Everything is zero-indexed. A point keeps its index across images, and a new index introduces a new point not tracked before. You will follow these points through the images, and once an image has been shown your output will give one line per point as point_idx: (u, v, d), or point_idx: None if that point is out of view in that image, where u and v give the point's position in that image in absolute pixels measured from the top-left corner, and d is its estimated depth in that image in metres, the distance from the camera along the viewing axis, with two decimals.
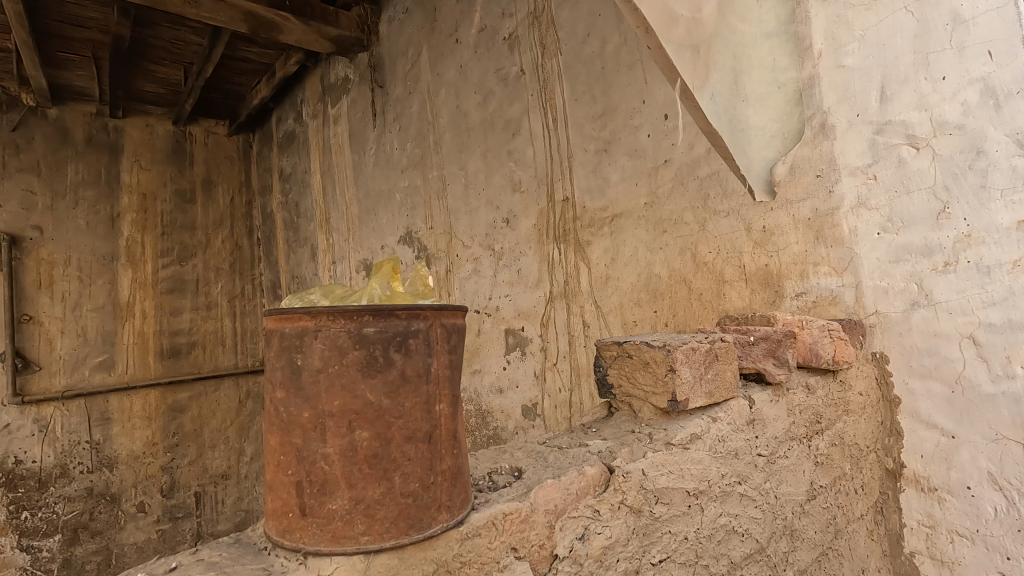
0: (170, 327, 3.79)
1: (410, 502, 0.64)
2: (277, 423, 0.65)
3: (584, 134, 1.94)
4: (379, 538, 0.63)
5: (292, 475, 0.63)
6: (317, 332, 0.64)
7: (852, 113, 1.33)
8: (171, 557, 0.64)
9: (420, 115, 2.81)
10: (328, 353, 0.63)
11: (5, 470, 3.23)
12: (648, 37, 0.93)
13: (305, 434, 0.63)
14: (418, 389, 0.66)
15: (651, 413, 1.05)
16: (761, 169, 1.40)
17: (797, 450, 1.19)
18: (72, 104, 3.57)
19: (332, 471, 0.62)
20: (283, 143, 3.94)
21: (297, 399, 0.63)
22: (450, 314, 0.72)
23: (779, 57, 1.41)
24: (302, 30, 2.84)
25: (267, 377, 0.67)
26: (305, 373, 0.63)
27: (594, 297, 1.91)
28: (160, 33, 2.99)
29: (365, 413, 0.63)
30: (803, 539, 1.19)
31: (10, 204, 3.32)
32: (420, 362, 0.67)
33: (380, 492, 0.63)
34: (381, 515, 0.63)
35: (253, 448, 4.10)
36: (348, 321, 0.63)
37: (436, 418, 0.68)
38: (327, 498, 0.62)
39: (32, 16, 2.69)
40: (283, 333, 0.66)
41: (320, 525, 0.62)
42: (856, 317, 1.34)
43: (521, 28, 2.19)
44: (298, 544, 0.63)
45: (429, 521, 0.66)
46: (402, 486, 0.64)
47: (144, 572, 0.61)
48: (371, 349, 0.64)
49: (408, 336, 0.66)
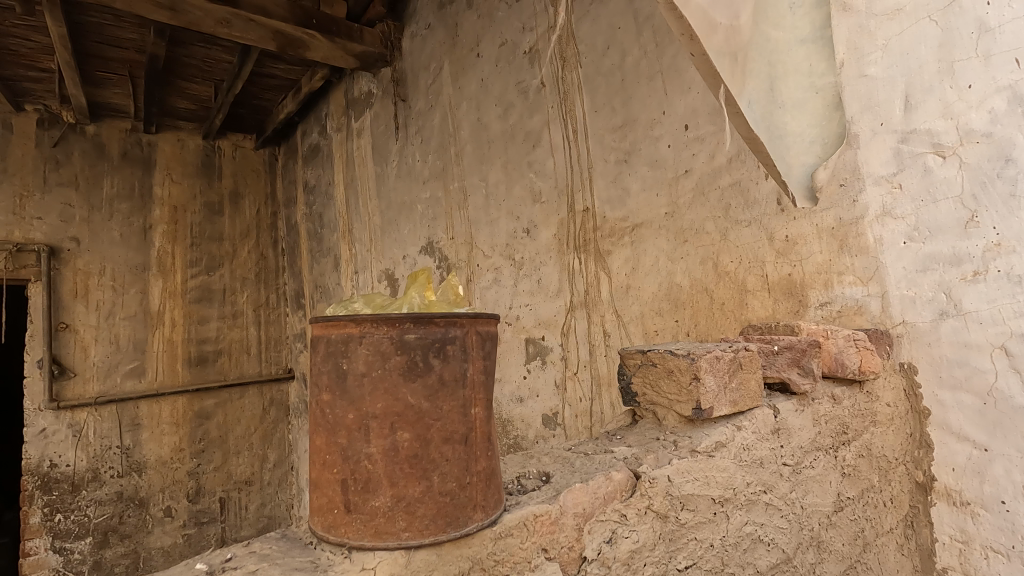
0: (197, 335, 3.89)
1: (448, 501, 0.67)
2: (324, 424, 0.68)
3: (604, 144, 1.96)
4: (419, 535, 0.65)
5: (337, 473, 0.66)
6: (361, 338, 0.67)
7: (876, 122, 1.34)
8: (225, 549, 0.68)
9: (441, 127, 2.87)
10: (371, 358, 0.66)
11: (40, 474, 3.34)
12: (692, 44, 0.97)
13: (350, 434, 0.66)
14: (456, 392, 0.69)
15: (676, 421, 1.06)
16: (800, 174, 1.34)
17: (823, 462, 1.18)
18: (109, 121, 3.73)
19: (375, 470, 0.65)
20: (308, 156, 4.05)
21: (343, 401, 0.67)
22: (485, 321, 0.75)
23: (816, 62, 1.34)
24: (329, 47, 2.93)
25: (313, 381, 0.71)
26: (350, 376, 0.67)
27: (615, 307, 1.92)
28: (193, 52, 3.11)
29: (406, 415, 0.66)
30: (830, 551, 1.18)
31: (50, 217, 3.47)
32: (458, 367, 0.69)
33: (420, 490, 0.65)
34: (421, 512, 0.65)
35: (276, 455, 4.18)
36: (390, 328, 0.66)
37: (472, 421, 0.70)
38: (370, 495, 0.65)
39: (74, 38, 2.83)
40: (329, 339, 0.69)
41: (363, 521, 0.65)
42: (882, 327, 1.33)
43: (541, 42, 2.24)
44: (342, 539, 0.66)
45: (468, 520, 0.68)
46: (442, 485, 0.66)
47: (200, 562, 0.65)
48: (412, 354, 0.67)
49: (446, 342, 0.69)
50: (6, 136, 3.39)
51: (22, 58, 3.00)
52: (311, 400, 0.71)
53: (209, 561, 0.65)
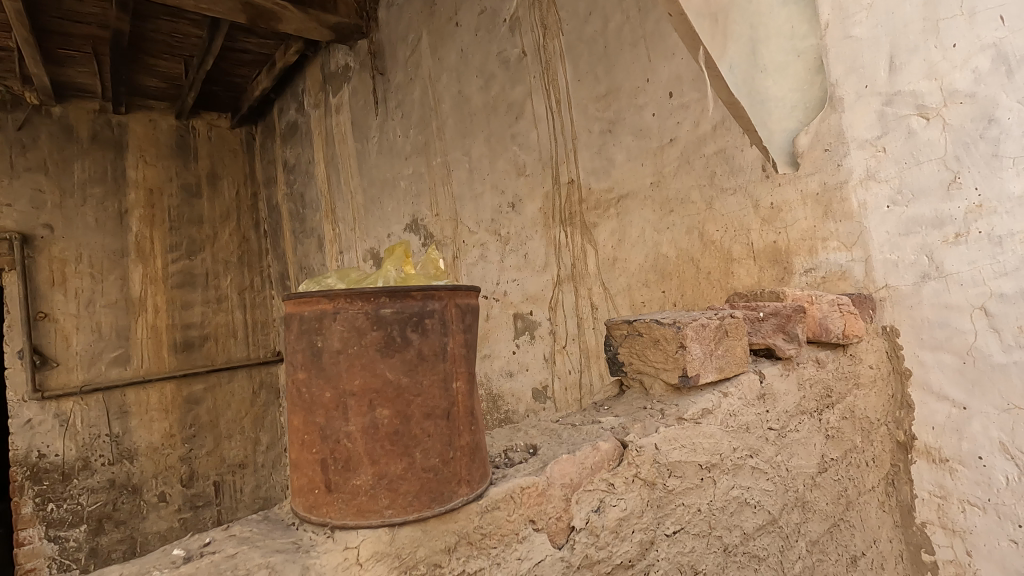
0: (182, 321, 3.83)
1: (431, 477, 0.66)
2: (300, 404, 0.67)
3: (588, 114, 1.92)
4: (402, 512, 0.64)
5: (317, 453, 0.65)
6: (335, 314, 0.65)
7: (861, 85, 1.32)
8: (204, 533, 0.67)
9: (422, 101, 2.80)
10: (347, 334, 0.64)
11: (29, 464, 3.30)
12: (671, 4, 0.93)
13: (328, 413, 0.65)
14: (436, 367, 0.68)
15: (662, 389, 1.06)
16: (781, 141, 1.40)
17: (807, 425, 1.20)
18: (75, 102, 3.59)
19: (355, 448, 0.64)
20: (285, 134, 3.94)
21: (319, 379, 0.65)
22: (464, 294, 0.73)
23: (798, 24, 1.39)
24: (301, 18, 2.82)
25: (288, 360, 0.69)
26: (325, 354, 0.65)
27: (602, 279, 1.91)
28: (159, 26, 2.98)
29: (385, 391, 0.64)
30: (814, 511, 1.21)
31: (20, 203, 3.35)
32: (437, 341, 0.68)
33: (403, 467, 0.64)
34: (404, 489, 0.65)
35: (269, 438, 4.18)
36: (364, 303, 0.65)
37: (453, 395, 0.69)
38: (351, 474, 0.64)
39: (31, 13, 2.69)
40: (302, 317, 0.67)
41: (345, 500, 0.64)
42: (866, 291, 1.34)
43: (521, 9, 2.17)
44: (325, 518, 0.65)
45: (451, 495, 0.68)
46: (424, 462, 0.66)
47: (180, 547, 0.64)
48: (389, 329, 0.65)
49: (424, 316, 0.67)
50: None
51: None
52: (286, 379, 0.69)
53: (187, 546, 0.64)
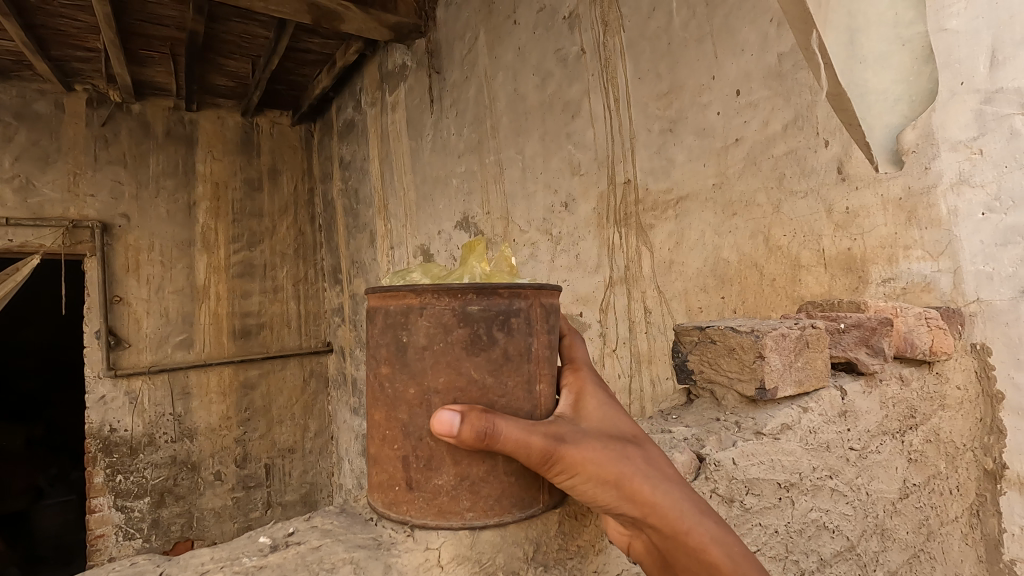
0: (241, 309, 4.01)
1: (513, 481, 0.66)
2: (382, 399, 0.67)
3: (648, 113, 1.87)
4: (482, 515, 0.65)
5: (398, 449, 0.65)
6: (421, 310, 0.64)
7: (955, 81, 1.22)
8: (287, 522, 0.73)
9: (477, 99, 2.80)
10: (433, 330, 0.64)
11: (101, 437, 3.55)
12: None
13: (411, 410, 0.64)
14: (520, 367, 0.66)
15: (736, 400, 1.02)
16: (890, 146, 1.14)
17: (889, 446, 1.13)
18: (152, 100, 3.81)
19: (438, 448, 0.63)
20: (342, 131, 4.05)
21: (403, 375, 0.65)
22: (549, 293, 0.72)
23: None
24: (363, 18, 2.88)
25: (371, 353, 0.69)
26: (410, 350, 0.65)
27: (656, 283, 1.85)
28: (230, 28, 3.12)
29: (470, 389, 0.64)
30: (893, 539, 1.13)
31: (102, 194, 3.61)
32: (522, 341, 0.67)
33: (484, 470, 0.64)
34: (485, 492, 0.64)
35: (317, 425, 4.31)
36: (452, 299, 0.64)
37: (537, 398, 0.68)
38: (433, 473, 0.64)
39: (117, 16, 2.87)
40: (387, 311, 0.67)
41: (426, 500, 0.65)
42: (953, 305, 1.24)
43: (581, 7, 2.13)
44: (404, 517, 0.67)
45: (529, 502, 0.67)
46: (505, 467, 0.65)
47: (266, 533, 0.70)
48: (475, 327, 0.64)
49: (510, 315, 0.66)
50: (59, 116, 3.52)
51: (70, 39, 3.07)
52: (369, 373, 0.70)
53: (273, 535, 0.69)
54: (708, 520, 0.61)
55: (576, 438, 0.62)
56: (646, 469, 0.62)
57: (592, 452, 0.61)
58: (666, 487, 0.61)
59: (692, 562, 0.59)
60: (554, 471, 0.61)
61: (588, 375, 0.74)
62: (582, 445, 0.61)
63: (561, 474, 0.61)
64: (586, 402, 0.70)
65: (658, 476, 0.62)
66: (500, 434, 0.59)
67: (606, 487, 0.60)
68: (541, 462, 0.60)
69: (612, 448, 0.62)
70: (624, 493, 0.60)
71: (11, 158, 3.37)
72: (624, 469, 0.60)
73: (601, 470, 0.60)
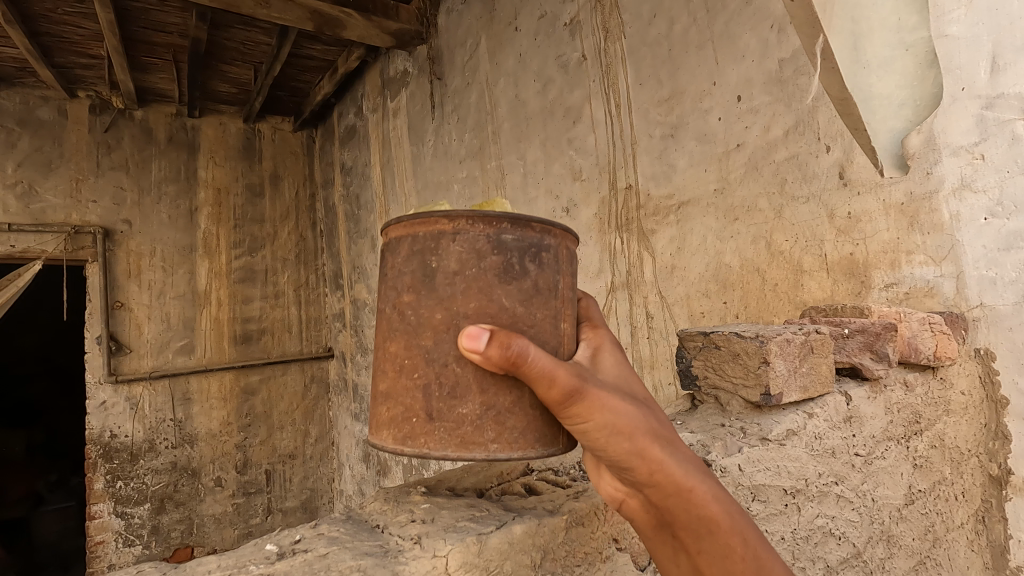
0: (242, 314, 4.01)
1: (537, 416, 0.67)
2: (404, 327, 0.68)
3: (649, 119, 1.87)
4: (507, 448, 0.66)
5: (418, 378, 0.66)
6: (454, 235, 0.66)
7: (956, 87, 1.23)
8: (294, 529, 0.73)
9: (478, 105, 2.81)
10: (466, 256, 0.66)
11: (102, 443, 3.55)
12: None
13: (437, 334, 0.66)
14: (548, 302, 0.69)
15: (741, 406, 1.02)
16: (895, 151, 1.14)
17: (895, 452, 1.14)
18: (155, 106, 3.83)
19: (464, 376, 0.65)
20: (344, 137, 4.06)
21: (430, 301, 0.66)
22: (572, 240, 0.76)
23: None
24: (364, 25, 2.89)
25: (392, 283, 0.70)
26: (439, 275, 0.66)
27: (658, 288, 1.84)
28: (233, 34, 3.13)
29: (500, 316, 0.66)
30: (900, 546, 1.13)
31: (104, 200, 3.62)
32: (551, 277, 0.70)
33: (511, 401, 0.66)
34: (510, 424, 0.66)
35: (318, 431, 4.29)
36: (487, 227, 0.67)
37: (561, 336, 0.70)
38: (457, 402, 0.65)
39: (121, 24, 2.89)
40: (414, 237, 0.69)
41: (447, 430, 0.65)
42: (956, 310, 1.23)
43: (582, 13, 2.14)
44: (422, 449, 0.66)
45: (552, 440, 0.69)
46: (530, 400, 0.67)
47: (272, 540, 0.70)
48: (509, 255, 0.67)
49: (541, 249, 0.69)
50: (62, 122, 3.54)
51: (74, 46, 3.09)
52: (388, 304, 0.70)
53: (280, 542, 0.69)
54: (709, 482, 0.63)
55: (598, 384, 0.61)
56: (659, 427, 0.63)
57: (611, 401, 0.60)
58: (674, 448, 0.63)
59: (691, 518, 0.61)
60: (571, 413, 0.60)
61: (606, 333, 0.75)
62: (604, 392, 0.60)
63: (578, 416, 0.60)
64: (603, 356, 0.71)
65: (668, 437, 0.63)
66: (526, 362, 0.58)
67: (620, 439, 0.60)
68: (563, 399, 0.59)
69: (630, 401, 0.62)
70: (636, 448, 0.61)
71: (14, 164, 3.38)
72: (639, 422, 0.61)
73: (618, 422, 0.60)
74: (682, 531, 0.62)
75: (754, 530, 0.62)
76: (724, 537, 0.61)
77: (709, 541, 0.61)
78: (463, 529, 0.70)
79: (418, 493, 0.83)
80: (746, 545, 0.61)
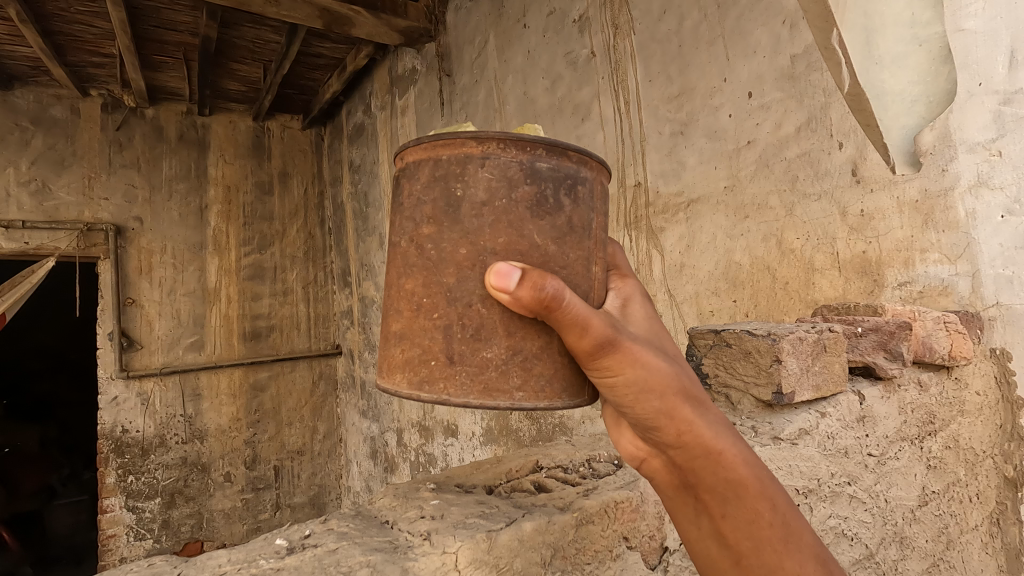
0: (251, 311, 4.03)
1: (564, 363, 0.68)
2: (422, 262, 0.67)
3: (659, 116, 1.85)
4: (532, 396, 0.66)
5: (438, 318, 0.66)
6: (483, 159, 0.66)
7: (973, 82, 1.21)
8: (303, 525, 0.73)
9: (487, 102, 2.81)
10: (496, 183, 0.65)
11: (113, 438, 3.59)
12: None
13: (461, 271, 0.65)
14: (580, 241, 0.69)
15: (752, 405, 1.02)
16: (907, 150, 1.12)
17: (907, 453, 1.12)
18: (166, 104, 3.86)
19: (489, 318, 0.65)
20: (352, 134, 4.07)
21: (454, 233, 0.65)
22: (604, 178, 0.76)
23: None
24: (373, 23, 2.89)
25: (410, 213, 0.69)
26: (465, 205, 0.66)
27: (667, 286, 1.83)
28: (243, 32, 3.15)
29: (531, 253, 0.65)
30: (913, 548, 1.11)
31: (115, 197, 3.65)
32: (585, 214, 0.70)
33: (539, 345, 0.66)
34: (538, 370, 0.66)
35: (326, 427, 4.32)
36: (520, 152, 0.66)
37: (592, 279, 0.71)
38: (482, 346, 0.65)
39: (133, 22, 2.91)
40: (437, 161, 0.68)
41: (471, 374, 0.65)
42: (971, 310, 1.21)
43: (591, 10, 2.13)
44: (440, 394, 0.66)
45: (577, 391, 0.70)
46: (558, 346, 0.68)
47: (282, 535, 0.70)
48: (543, 186, 0.67)
49: (577, 181, 0.69)
50: (75, 120, 3.57)
51: (87, 45, 3.11)
52: (404, 237, 0.70)
53: (289, 537, 0.69)
54: (739, 446, 0.63)
55: (631, 336, 0.61)
56: (691, 387, 0.62)
57: (644, 356, 0.60)
58: (705, 410, 0.62)
59: (717, 481, 0.61)
60: (602, 366, 0.60)
61: (635, 285, 0.76)
62: (637, 345, 0.60)
63: (609, 369, 0.60)
64: (633, 307, 0.73)
65: (699, 397, 0.63)
66: (561, 307, 0.57)
67: (650, 395, 0.60)
68: (594, 351, 0.59)
69: (662, 357, 0.61)
70: (666, 406, 0.61)
71: (28, 162, 3.42)
72: (671, 379, 0.61)
73: (649, 378, 0.60)
74: (706, 494, 0.62)
75: (783, 497, 0.62)
76: (751, 502, 0.61)
77: (735, 505, 0.61)
78: (473, 526, 0.70)
79: (427, 490, 0.83)
80: (774, 511, 0.60)
